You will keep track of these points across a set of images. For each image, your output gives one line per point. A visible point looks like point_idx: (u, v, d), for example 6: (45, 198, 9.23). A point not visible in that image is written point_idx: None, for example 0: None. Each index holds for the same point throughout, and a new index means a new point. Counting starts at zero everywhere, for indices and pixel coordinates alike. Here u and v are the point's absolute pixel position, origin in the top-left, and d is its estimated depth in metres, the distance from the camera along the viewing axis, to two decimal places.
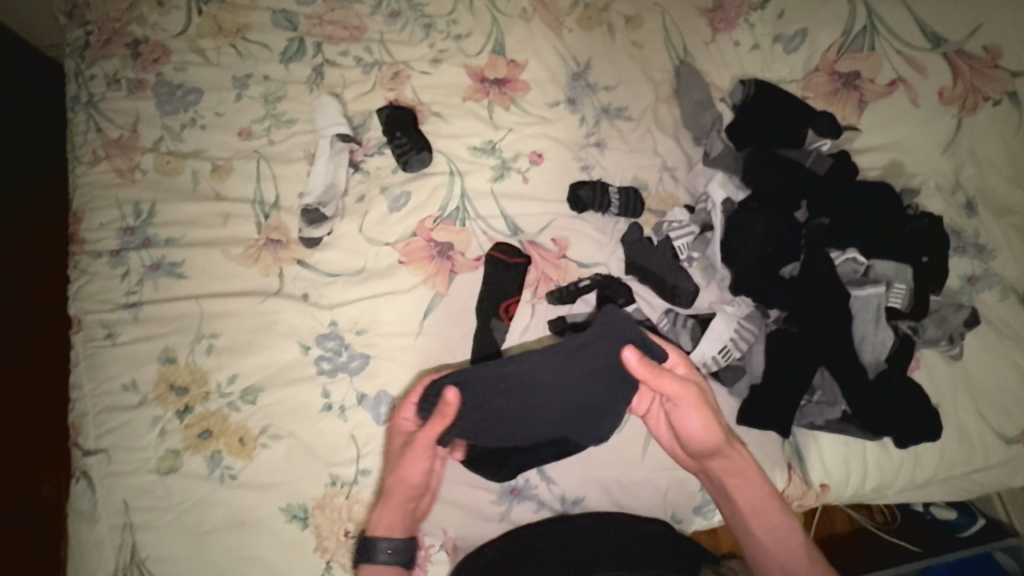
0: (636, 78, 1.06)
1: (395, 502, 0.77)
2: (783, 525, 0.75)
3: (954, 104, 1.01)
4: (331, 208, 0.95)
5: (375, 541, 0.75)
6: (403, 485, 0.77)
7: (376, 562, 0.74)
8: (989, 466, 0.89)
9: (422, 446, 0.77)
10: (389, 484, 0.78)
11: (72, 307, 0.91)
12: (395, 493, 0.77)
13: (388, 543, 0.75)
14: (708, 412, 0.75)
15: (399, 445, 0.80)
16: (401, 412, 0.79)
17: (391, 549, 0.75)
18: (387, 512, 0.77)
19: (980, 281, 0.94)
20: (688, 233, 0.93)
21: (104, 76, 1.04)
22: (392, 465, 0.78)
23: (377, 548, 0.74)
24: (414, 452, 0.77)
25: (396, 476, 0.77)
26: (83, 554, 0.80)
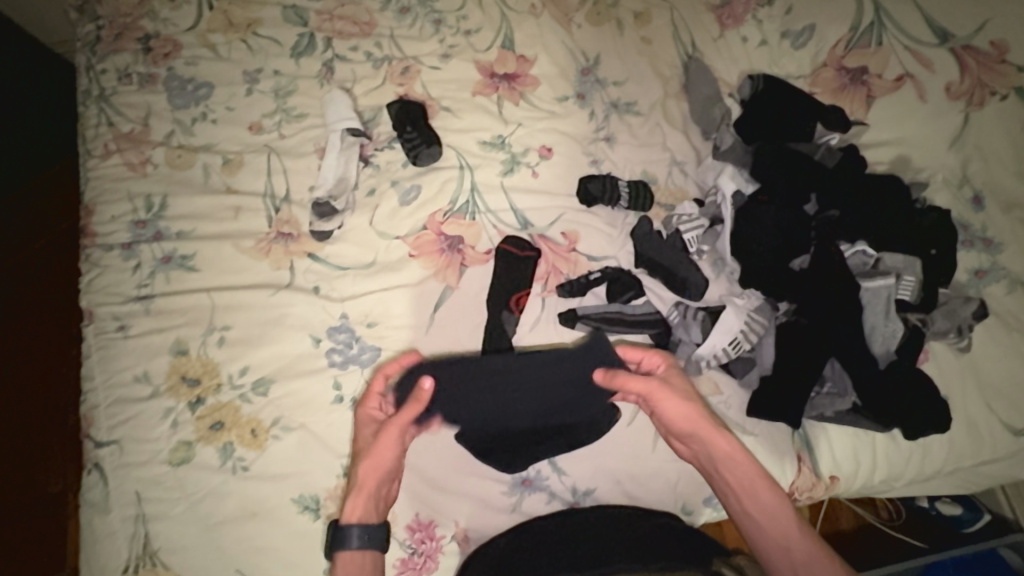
0: (645, 74, 1.07)
1: (366, 488, 0.76)
2: (771, 498, 0.76)
3: (962, 99, 1.02)
4: (342, 201, 0.96)
5: (345, 528, 0.74)
6: (373, 472, 0.76)
7: (347, 549, 0.73)
8: (997, 458, 0.90)
9: (392, 431, 0.77)
10: (356, 472, 0.77)
11: (84, 299, 0.92)
12: (366, 480, 0.76)
13: (355, 530, 0.73)
14: (682, 399, 0.79)
15: (365, 437, 0.81)
16: (370, 405, 0.82)
17: (359, 536, 0.73)
18: (356, 499, 0.76)
19: (987, 274, 0.95)
20: (699, 226, 0.94)
21: (115, 70, 1.04)
22: (359, 455, 0.79)
23: (349, 535, 0.73)
24: (385, 439, 0.77)
25: (365, 464, 0.77)
26: (96, 545, 0.80)
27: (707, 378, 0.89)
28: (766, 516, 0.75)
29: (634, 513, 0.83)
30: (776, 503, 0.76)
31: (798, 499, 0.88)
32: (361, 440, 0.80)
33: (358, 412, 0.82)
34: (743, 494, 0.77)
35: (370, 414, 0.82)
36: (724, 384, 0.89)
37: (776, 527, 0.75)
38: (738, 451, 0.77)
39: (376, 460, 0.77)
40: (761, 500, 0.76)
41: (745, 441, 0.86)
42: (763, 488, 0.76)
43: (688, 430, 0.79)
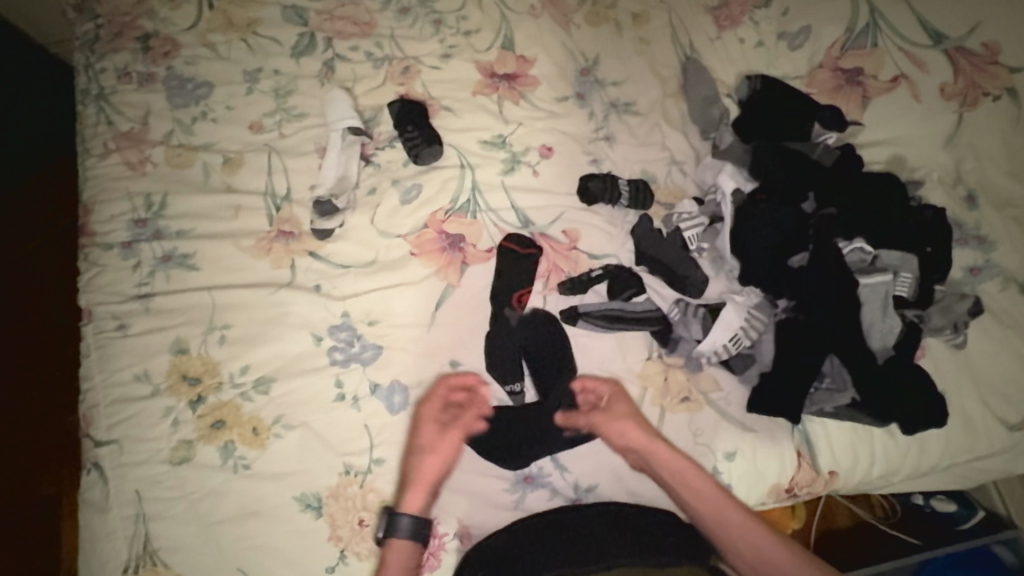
0: (643, 74, 1.08)
1: (424, 484, 0.82)
2: (712, 494, 0.82)
3: (955, 99, 1.03)
4: (343, 200, 0.96)
5: (400, 517, 0.79)
6: (432, 471, 0.82)
7: (399, 537, 0.78)
8: (993, 453, 0.91)
9: (454, 436, 0.85)
10: (414, 468, 0.82)
11: (83, 298, 0.91)
12: (424, 476, 0.82)
13: (409, 520, 0.79)
14: (619, 419, 0.85)
15: (426, 435, 0.84)
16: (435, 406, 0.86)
17: (413, 527, 0.78)
18: (415, 493, 0.81)
19: (981, 272, 0.97)
20: (698, 225, 0.95)
21: (114, 69, 1.04)
22: (418, 452, 0.83)
23: (400, 524, 0.78)
24: (445, 442, 0.84)
25: (428, 461, 0.82)
26: (95, 545, 0.80)
27: (708, 374, 0.90)
28: (709, 512, 0.82)
29: (636, 511, 0.83)
30: (717, 495, 0.83)
31: (797, 494, 0.89)
32: (420, 439, 0.84)
33: (423, 411, 0.85)
34: (686, 496, 0.83)
35: (432, 415, 0.85)
36: (724, 380, 0.90)
37: (718, 518, 0.82)
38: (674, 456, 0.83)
39: (436, 460, 0.83)
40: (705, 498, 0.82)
41: (746, 436, 0.87)
42: (703, 484, 0.83)
43: (632, 451, 0.84)
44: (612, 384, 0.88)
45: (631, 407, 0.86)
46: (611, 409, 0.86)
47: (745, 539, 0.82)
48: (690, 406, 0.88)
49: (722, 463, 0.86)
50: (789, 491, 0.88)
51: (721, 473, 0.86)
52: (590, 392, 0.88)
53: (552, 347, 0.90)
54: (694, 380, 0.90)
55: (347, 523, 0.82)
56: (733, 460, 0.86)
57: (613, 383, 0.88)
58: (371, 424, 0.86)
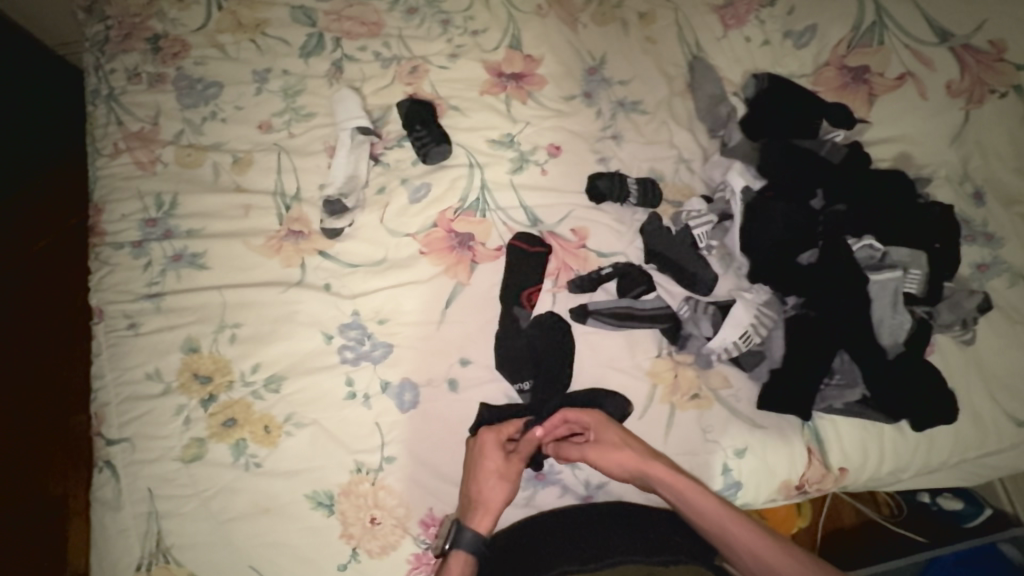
0: (650, 73, 1.09)
1: (493, 508, 0.80)
2: (712, 508, 0.78)
3: (961, 97, 1.04)
4: (353, 199, 0.96)
5: (467, 535, 0.78)
6: (501, 496, 0.81)
7: (463, 552, 0.78)
8: (1002, 449, 0.91)
9: (518, 463, 0.83)
10: (483, 491, 0.81)
11: (94, 297, 0.92)
12: (495, 500, 0.81)
13: (475, 538, 0.78)
14: (610, 446, 0.83)
15: (495, 460, 0.82)
16: (502, 432, 0.84)
17: (478, 544, 0.78)
18: (482, 515, 0.80)
19: (989, 268, 0.97)
20: (707, 223, 0.95)
21: (124, 70, 1.05)
22: (488, 476, 0.81)
23: (465, 540, 0.78)
24: (512, 468, 0.83)
25: (498, 487, 0.81)
26: (108, 542, 0.80)
27: (717, 372, 0.90)
28: (713, 527, 0.78)
29: (640, 511, 0.85)
30: (717, 509, 0.78)
31: (808, 491, 0.89)
32: (488, 463, 0.82)
33: (489, 437, 0.83)
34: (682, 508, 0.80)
35: (499, 441, 0.83)
36: (734, 378, 0.90)
37: (723, 534, 0.78)
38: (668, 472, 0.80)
39: (504, 485, 0.82)
40: (706, 513, 0.78)
41: (756, 433, 0.87)
42: (703, 500, 0.79)
43: (628, 476, 0.82)
44: (595, 415, 0.86)
45: (618, 432, 0.84)
46: (598, 438, 0.84)
47: (754, 553, 0.76)
48: (700, 403, 0.88)
49: (732, 459, 0.86)
50: (800, 488, 0.89)
51: (731, 469, 0.86)
52: (569, 425, 0.87)
53: (554, 349, 0.90)
54: (703, 377, 0.90)
55: (358, 520, 0.82)
56: (742, 457, 0.87)
57: (597, 412, 0.86)
58: (382, 421, 0.86)
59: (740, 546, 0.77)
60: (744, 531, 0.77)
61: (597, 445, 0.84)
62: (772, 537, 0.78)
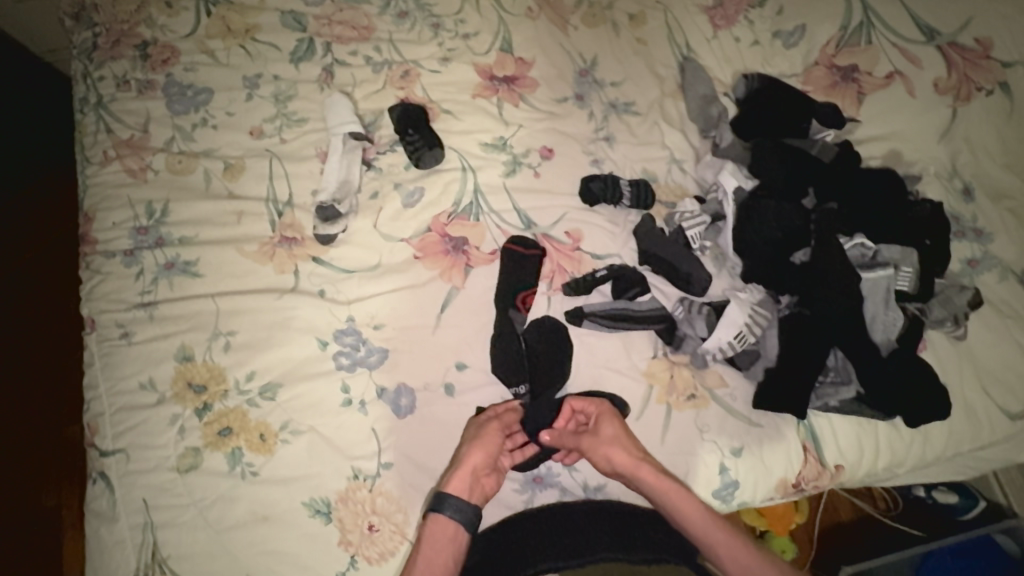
0: (642, 74, 1.10)
1: (468, 470, 0.79)
2: (698, 513, 0.78)
3: (949, 94, 1.05)
4: (345, 205, 0.96)
5: (445, 496, 0.77)
6: (475, 458, 0.80)
7: (442, 515, 0.76)
8: (995, 442, 0.92)
9: (495, 428, 0.83)
10: (459, 457, 0.80)
11: (86, 307, 0.91)
12: (468, 462, 0.79)
13: (451, 501, 0.76)
14: (609, 441, 0.82)
15: (472, 429, 0.83)
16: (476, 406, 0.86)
17: (454, 505, 0.76)
18: (458, 476, 0.79)
19: (980, 264, 0.98)
20: (700, 223, 0.96)
21: (113, 77, 1.04)
22: (465, 442, 0.81)
23: (445, 504, 0.76)
24: (488, 433, 0.82)
25: (470, 450, 0.80)
26: (104, 554, 0.79)
27: (712, 371, 0.91)
28: (696, 531, 0.78)
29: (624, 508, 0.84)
30: (701, 515, 0.78)
31: (804, 489, 0.90)
32: (467, 433, 0.83)
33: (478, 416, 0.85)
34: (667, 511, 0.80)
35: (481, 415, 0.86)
36: (729, 377, 0.91)
37: (704, 539, 0.78)
38: (656, 480, 0.80)
39: (479, 448, 0.80)
40: (691, 519, 0.78)
41: (753, 432, 0.88)
42: (688, 505, 0.79)
43: (616, 472, 0.82)
44: (600, 405, 0.85)
45: (620, 426, 0.83)
46: (599, 430, 0.83)
47: (734, 557, 0.77)
48: (696, 402, 0.88)
49: (729, 459, 0.87)
50: (796, 486, 0.89)
51: (728, 468, 0.86)
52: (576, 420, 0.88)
53: (550, 353, 0.90)
54: (699, 376, 0.90)
55: (357, 527, 0.82)
56: (739, 456, 0.87)
57: (602, 403, 0.85)
58: (378, 427, 0.86)
59: (721, 552, 0.77)
60: (727, 538, 0.77)
61: (593, 436, 0.83)
62: (751, 543, 0.78)
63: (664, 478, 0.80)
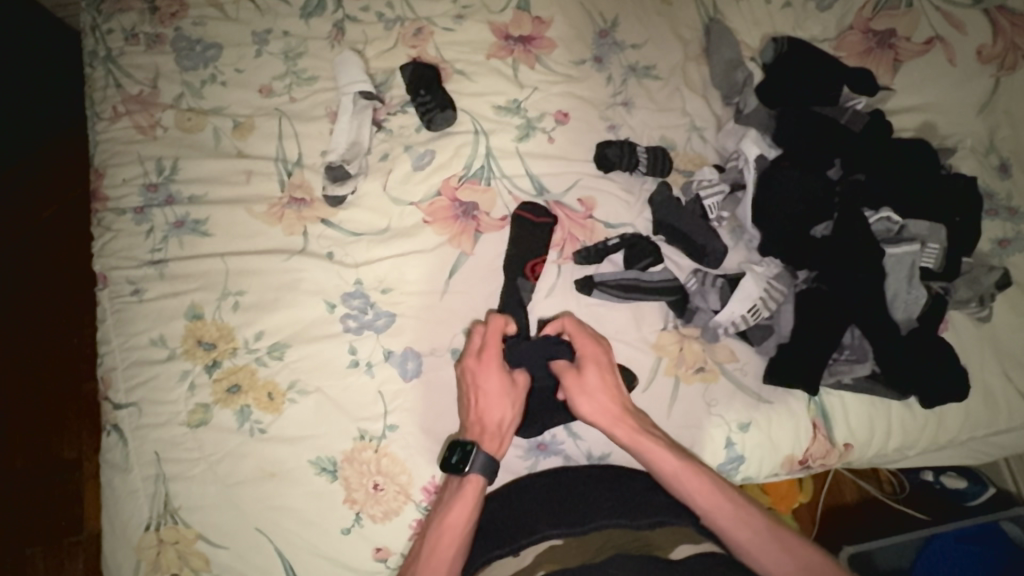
0: (665, 36, 1.05)
1: (505, 432, 0.79)
2: (671, 473, 0.76)
3: (992, 62, 1.00)
4: (355, 166, 0.94)
5: (483, 458, 0.76)
6: (510, 419, 0.80)
7: (476, 473, 0.75)
8: (1012, 428, 0.90)
9: (522, 383, 0.82)
10: (489, 416, 0.79)
11: (98, 263, 0.91)
12: (505, 425, 0.80)
13: (487, 461, 0.76)
14: (600, 387, 0.81)
15: (494, 386, 0.80)
16: (493, 355, 0.81)
17: (490, 467, 0.76)
18: (494, 439, 0.78)
19: (1012, 244, 0.94)
20: (718, 192, 0.93)
21: (121, 30, 1.02)
22: (495, 403, 0.80)
23: (479, 464, 0.75)
24: (519, 389, 0.81)
25: (504, 412, 0.80)
26: (118, 502, 0.82)
27: (724, 345, 0.89)
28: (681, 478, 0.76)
29: (618, 475, 0.81)
30: (680, 474, 0.76)
31: (810, 466, 0.89)
32: (489, 390, 0.80)
33: (483, 361, 0.80)
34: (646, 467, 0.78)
35: (492, 364, 0.81)
36: (741, 351, 0.89)
37: (680, 495, 0.76)
38: (630, 435, 0.78)
39: (513, 408, 0.81)
40: (664, 477, 0.77)
41: (761, 408, 0.87)
42: (656, 464, 0.77)
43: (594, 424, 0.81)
44: (596, 348, 0.83)
45: (601, 374, 0.81)
46: (584, 377, 0.81)
47: (707, 515, 0.73)
48: (705, 376, 0.87)
49: (736, 433, 0.86)
50: (802, 463, 0.88)
51: (735, 443, 0.85)
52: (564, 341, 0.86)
53: None
54: (709, 350, 0.89)
55: (362, 486, 0.82)
56: (746, 431, 0.86)
57: (596, 346, 0.83)
58: (385, 390, 0.86)
59: (696, 511, 0.74)
60: (702, 499, 0.74)
61: (575, 386, 0.81)
62: (732, 504, 0.74)
63: (639, 436, 0.78)
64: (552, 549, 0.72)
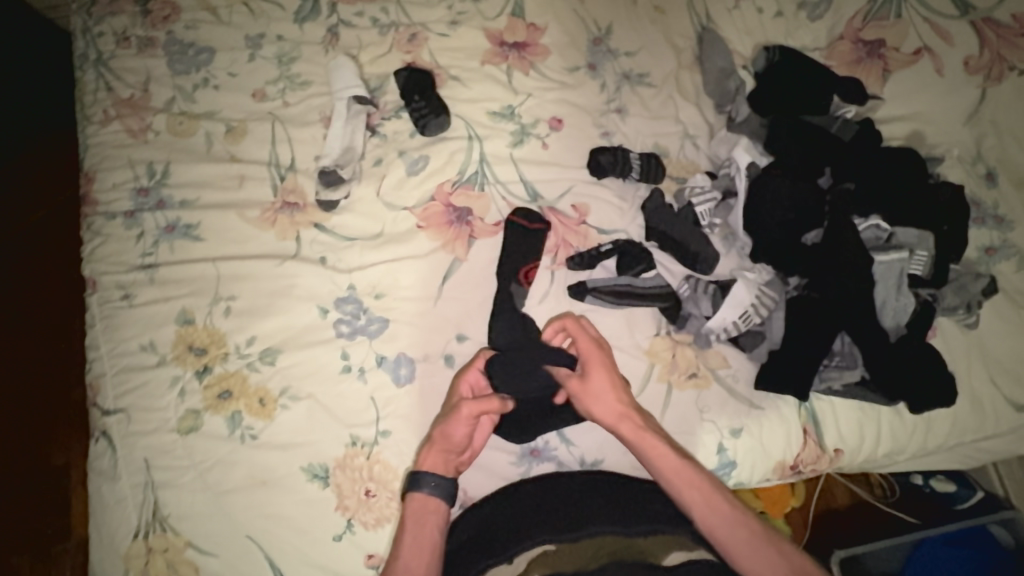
0: (658, 44, 1.06)
1: (438, 444, 0.79)
2: (673, 468, 0.76)
3: (979, 73, 1.02)
4: (349, 171, 0.94)
5: (414, 472, 0.77)
6: (445, 436, 0.79)
7: (416, 491, 0.76)
8: (999, 433, 0.91)
9: (465, 410, 0.79)
10: (435, 428, 0.81)
11: (87, 267, 0.91)
12: (442, 437, 0.79)
13: (419, 476, 0.77)
14: (608, 387, 0.81)
15: (454, 402, 0.82)
16: (464, 376, 0.83)
17: (419, 481, 0.76)
18: (429, 451, 0.79)
19: (998, 252, 0.95)
20: (711, 200, 0.94)
21: (113, 33, 1.02)
22: (441, 415, 0.82)
23: (416, 480, 0.77)
24: (458, 412, 0.79)
25: (443, 425, 0.80)
26: (105, 511, 0.81)
27: (715, 352, 0.90)
28: (669, 484, 0.76)
29: (613, 481, 0.81)
30: (680, 470, 0.76)
31: (801, 471, 0.90)
32: (446, 404, 0.82)
33: (458, 377, 0.84)
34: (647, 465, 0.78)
35: (461, 383, 0.83)
36: (732, 358, 0.90)
37: (678, 493, 0.76)
38: (637, 430, 0.78)
39: (449, 426, 0.79)
40: (664, 470, 0.77)
41: (753, 414, 0.87)
42: (660, 458, 0.77)
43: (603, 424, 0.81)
44: (597, 351, 0.83)
45: (608, 374, 0.82)
46: (590, 380, 0.82)
47: (701, 513, 0.74)
48: (698, 382, 0.87)
49: (728, 439, 0.86)
50: (794, 468, 0.89)
51: (727, 449, 0.86)
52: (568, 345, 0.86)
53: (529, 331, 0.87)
54: (701, 356, 0.89)
55: (354, 493, 0.82)
56: (738, 437, 0.86)
57: (596, 346, 0.83)
58: (377, 396, 0.86)
59: (692, 508, 0.75)
60: (699, 495, 0.75)
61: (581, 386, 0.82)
62: (726, 503, 0.74)
63: (643, 432, 0.78)
64: (542, 554, 0.71)
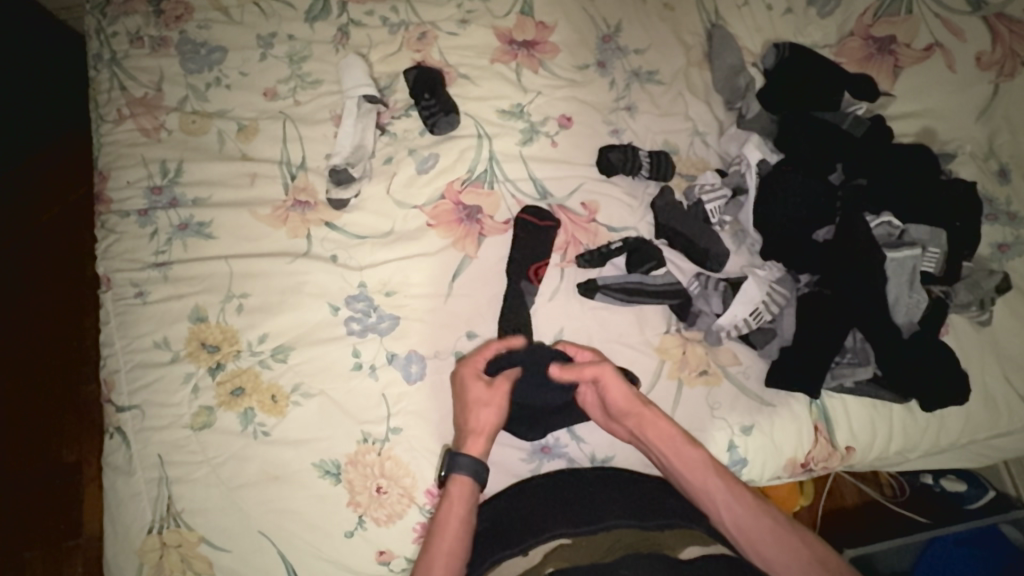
0: (668, 42, 1.06)
1: (486, 431, 0.79)
2: (695, 458, 0.77)
3: (991, 69, 1.01)
4: (359, 169, 0.94)
5: (459, 458, 0.77)
6: (492, 420, 0.80)
7: (460, 475, 0.76)
8: (1012, 431, 0.91)
9: (502, 387, 0.82)
10: (470, 418, 0.80)
11: (101, 265, 0.91)
12: (486, 424, 0.80)
13: (468, 462, 0.77)
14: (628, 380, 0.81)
15: (475, 389, 0.81)
16: (475, 361, 0.82)
17: (473, 467, 0.76)
18: (474, 438, 0.79)
19: (1011, 249, 0.94)
20: (721, 197, 0.94)
21: (126, 33, 1.03)
22: (473, 406, 0.80)
23: (461, 465, 0.77)
24: (498, 393, 0.81)
25: (485, 412, 0.80)
26: (120, 505, 0.81)
27: (726, 349, 0.90)
28: (691, 476, 0.77)
29: (622, 479, 0.81)
30: (701, 460, 0.77)
31: (812, 469, 0.89)
32: (471, 395, 0.81)
33: (464, 368, 0.82)
34: (668, 458, 0.78)
35: (474, 371, 0.82)
36: (743, 355, 0.90)
37: (702, 483, 0.76)
38: (659, 421, 0.79)
39: (492, 411, 0.80)
40: (685, 461, 0.77)
41: (764, 411, 0.87)
42: (682, 449, 0.78)
43: (623, 416, 0.81)
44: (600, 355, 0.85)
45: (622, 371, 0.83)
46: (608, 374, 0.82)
47: (726, 502, 0.74)
48: (708, 379, 0.87)
49: (739, 436, 0.86)
50: (805, 466, 0.88)
51: (737, 447, 0.86)
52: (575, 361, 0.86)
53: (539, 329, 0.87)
54: (712, 354, 0.89)
55: (365, 489, 0.82)
56: (749, 434, 0.86)
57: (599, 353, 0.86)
58: (388, 393, 0.86)
59: (716, 497, 0.75)
60: (723, 484, 0.75)
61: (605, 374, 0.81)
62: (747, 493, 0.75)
63: (664, 422, 0.79)
64: (560, 547, 0.70)
